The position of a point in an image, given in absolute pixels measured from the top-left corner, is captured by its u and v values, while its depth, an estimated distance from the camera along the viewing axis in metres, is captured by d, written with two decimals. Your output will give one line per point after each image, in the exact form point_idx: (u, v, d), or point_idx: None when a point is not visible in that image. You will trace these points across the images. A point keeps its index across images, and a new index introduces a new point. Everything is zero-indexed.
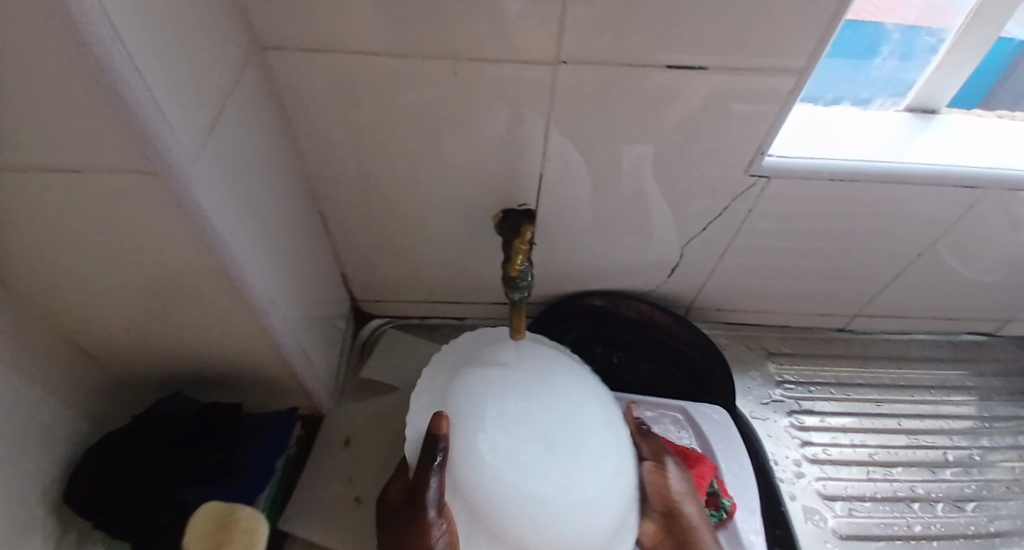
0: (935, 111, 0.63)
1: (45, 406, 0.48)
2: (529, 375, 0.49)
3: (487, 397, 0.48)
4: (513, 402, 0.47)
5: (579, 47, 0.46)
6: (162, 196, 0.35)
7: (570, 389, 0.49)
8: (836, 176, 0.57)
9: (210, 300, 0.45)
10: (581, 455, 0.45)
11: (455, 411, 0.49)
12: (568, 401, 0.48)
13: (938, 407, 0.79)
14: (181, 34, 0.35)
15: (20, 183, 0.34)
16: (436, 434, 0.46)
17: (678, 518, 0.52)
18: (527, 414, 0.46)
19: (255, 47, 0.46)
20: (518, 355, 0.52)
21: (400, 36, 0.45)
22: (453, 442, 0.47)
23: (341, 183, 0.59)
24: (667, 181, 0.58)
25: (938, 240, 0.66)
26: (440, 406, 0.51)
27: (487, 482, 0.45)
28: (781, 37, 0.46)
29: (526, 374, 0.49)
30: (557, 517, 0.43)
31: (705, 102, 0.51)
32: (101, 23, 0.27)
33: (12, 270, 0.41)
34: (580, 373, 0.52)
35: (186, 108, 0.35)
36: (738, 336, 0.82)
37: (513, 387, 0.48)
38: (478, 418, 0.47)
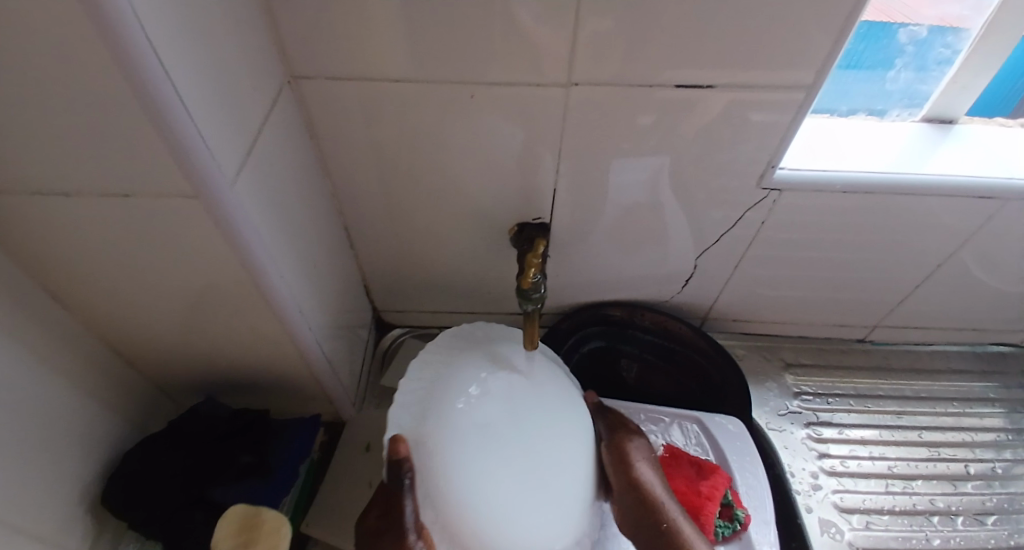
0: (952, 122, 0.63)
1: (90, 411, 0.51)
2: (526, 385, 0.52)
3: (474, 400, 0.50)
4: (500, 408, 0.49)
5: (590, 69, 0.48)
6: (201, 215, 0.38)
7: (560, 407, 0.52)
8: (848, 189, 0.58)
9: (242, 312, 0.48)
10: (551, 472, 0.48)
11: (439, 408, 0.50)
12: (555, 419, 0.51)
13: (960, 420, 0.78)
14: (222, 68, 0.38)
15: (74, 206, 0.37)
16: (396, 460, 0.48)
17: (636, 487, 0.53)
18: (509, 424, 0.49)
19: (286, 75, 0.49)
20: (528, 361, 0.54)
21: (421, 62, 0.48)
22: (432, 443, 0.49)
23: (364, 200, 0.61)
24: (680, 194, 0.60)
25: (956, 251, 0.66)
26: (427, 397, 0.52)
27: (454, 483, 0.47)
28: (787, 57, 0.47)
29: (524, 383, 0.52)
30: (508, 525, 0.47)
31: (715, 118, 0.52)
32: (152, 60, 0.30)
33: (64, 285, 0.45)
34: (573, 395, 0.54)
35: (224, 133, 0.38)
36: (754, 346, 0.82)
37: (505, 393, 0.50)
38: (461, 420, 0.49)
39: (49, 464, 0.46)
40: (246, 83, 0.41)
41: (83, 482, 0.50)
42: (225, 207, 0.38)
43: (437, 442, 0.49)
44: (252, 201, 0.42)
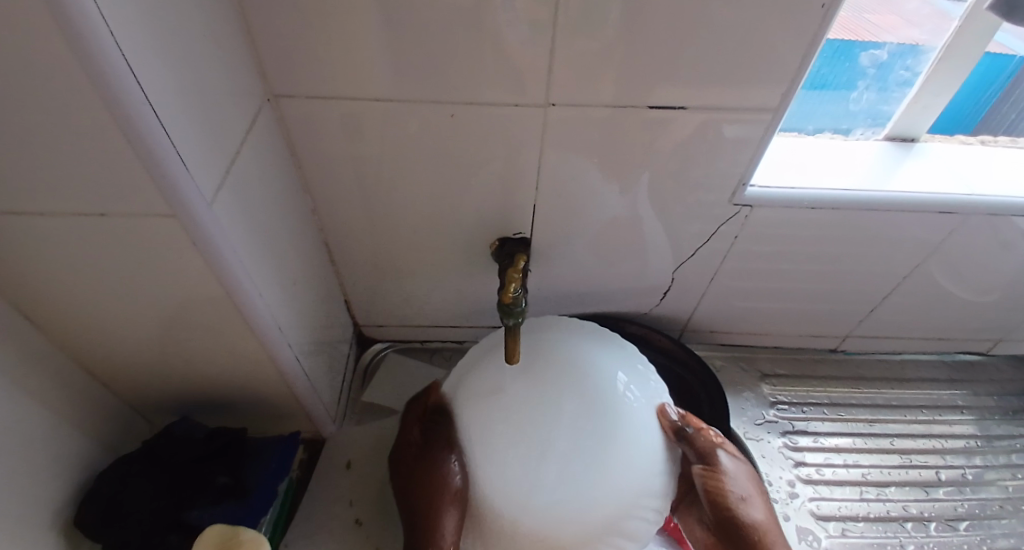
0: (914, 140, 0.66)
1: (62, 434, 0.50)
2: (564, 363, 0.57)
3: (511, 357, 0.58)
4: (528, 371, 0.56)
5: (568, 90, 0.49)
6: (180, 235, 0.38)
7: (583, 413, 0.54)
8: (818, 204, 0.60)
9: (221, 330, 0.48)
10: (564, 470, 0.52)
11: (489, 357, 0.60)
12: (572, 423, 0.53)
13: (931, 427, 0.80)
14: (203, 89, 0.38)
15: (49, 227, 0.37)
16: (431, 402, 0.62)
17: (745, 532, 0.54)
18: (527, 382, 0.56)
19: (267, 94, 0.49)
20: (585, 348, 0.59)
21: (402, 82, 0.48)
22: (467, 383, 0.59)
23: (346, 216, 0.61)
24: (657, 210, 0.61)
25: (923, 262, 0.68)
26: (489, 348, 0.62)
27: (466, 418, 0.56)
28: (754, 79, 0.49)
29: (560, 360, 0.57)
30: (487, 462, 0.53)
31: (689, 137, 0.54)
32: (130, 81, 0.30)
33: (36, 305, 0.44)
34: (613, 391, 0.56)
35: (203, 152, 0.38)
36: (732, 357, 0.84)
37: (538, 362, 0.57)
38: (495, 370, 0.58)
39: (20, 489, 0.45)
40: (227, 103, 0.42)
41: (54, 506, 0.49)
42: (203, 225, 0.38)
43: (450, 430, 0.57)
44: (231, 219, 0.42)
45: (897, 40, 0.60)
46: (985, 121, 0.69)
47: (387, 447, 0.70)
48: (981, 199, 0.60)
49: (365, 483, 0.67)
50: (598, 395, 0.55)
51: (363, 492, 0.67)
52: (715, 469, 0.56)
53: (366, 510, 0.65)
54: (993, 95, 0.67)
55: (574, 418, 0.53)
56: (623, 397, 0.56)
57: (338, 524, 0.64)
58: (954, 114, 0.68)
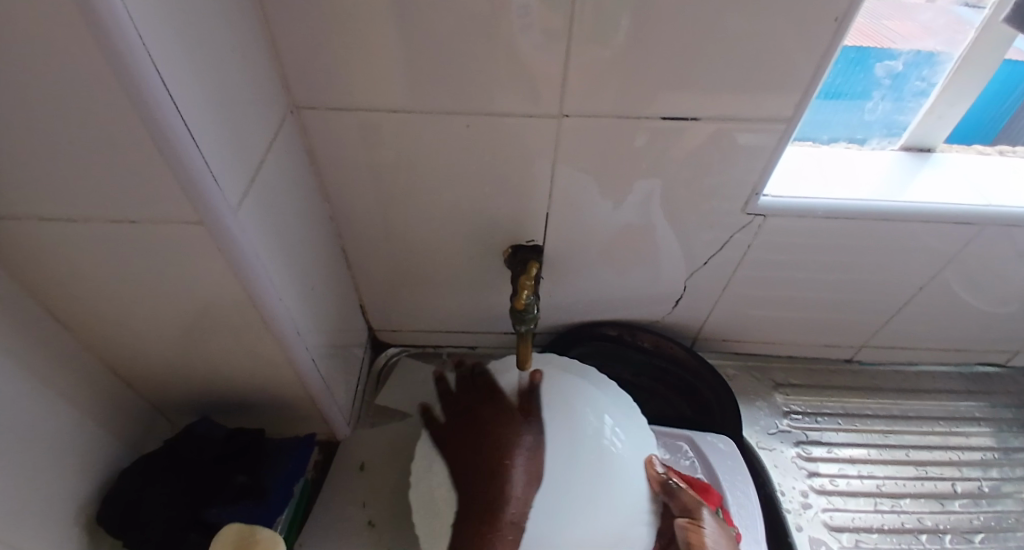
0: (931, 150, 0.65)
1: (88, 431, 0.52)
2: (553, 404, 0.60)
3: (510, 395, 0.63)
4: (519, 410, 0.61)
5: (581, 100, 0.50)
6: (204, 240, 0.39)
7: (565, 443, 0.57)
8: (832, 214, 0.60)
9: (241, 333, 0.49)
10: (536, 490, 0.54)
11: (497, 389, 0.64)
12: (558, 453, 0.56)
13: (948, 439, 0.80)
14: (229, 100, 0.40)
15: (82, 232, 0.39)
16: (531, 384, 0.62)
17: None
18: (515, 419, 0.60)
19: (290, 105, 0.50)
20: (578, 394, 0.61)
21: (419, 93, 0.49)
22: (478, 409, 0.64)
23: (363, 223, 0.62)
24: (670, 218, 0.61)
25: (939, 272, 0.68)
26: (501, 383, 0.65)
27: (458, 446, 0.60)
28: (766, 89, 0.50)
29: (551, 402, 0.60)
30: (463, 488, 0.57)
31: (701, 145, 0.54)
32: (161, 89, 0.31)
33: (67, 307, 0.45)
34: (595, 437, 0.57)
35: (229, 159, 0.39)
36: (745, 366, 0.83)
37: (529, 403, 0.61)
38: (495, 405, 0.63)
39: (46, 484, 0.46)
40: (251, 113, 0.43)
41: (78, 502, 0.50)
42: (228, 231, 0.39)
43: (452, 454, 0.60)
44: (254, 224, 0.43)
45: (915, 47, 0.59)
46: (1004, 131, 0.69)
47: (400, 451, 0.71)
48: (998, 209, 0.60)
49: (378, 485, 0.68)
50: (580, 439, 0.57)
51: (376, 495, 0.67)
52: (698, 522, 0.54)
53: (379, 512, 0.66)
54: (1014, 103, 0.67)
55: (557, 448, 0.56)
56: (606, 446, 0.57)
57: (351, 524, 0.65)
58: (975, 124, 0.68)
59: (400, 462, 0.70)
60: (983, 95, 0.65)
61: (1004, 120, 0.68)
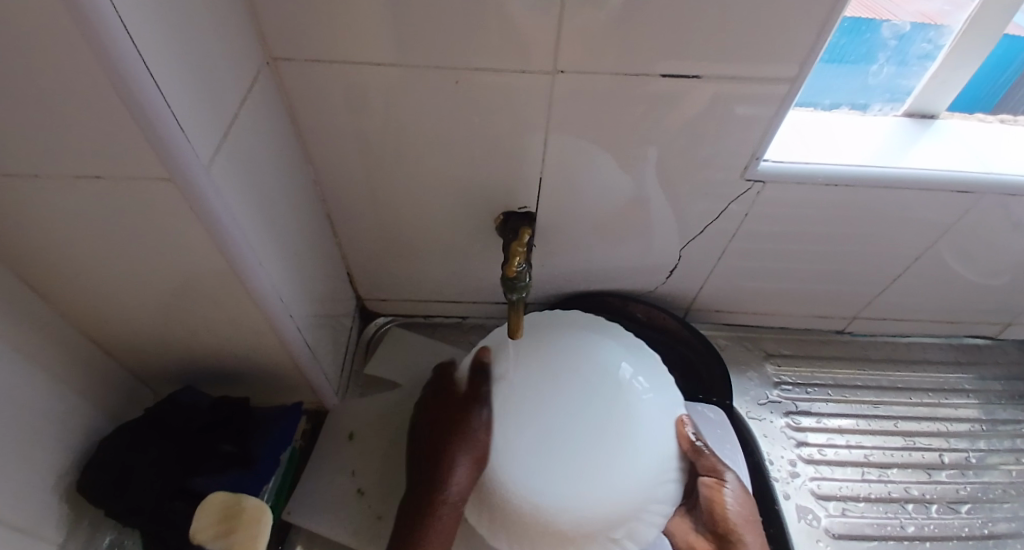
0: (934, 116, 0.63)
1: (63, 400, 0.50)
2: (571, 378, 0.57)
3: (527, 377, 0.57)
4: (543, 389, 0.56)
5: (576, 58, 0.47)
6: (177, 200, 0.37)
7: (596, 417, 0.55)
8: (831, 181, 0.58)
9: (221, 299, 0.48)
10: (578, 472, 0.53)
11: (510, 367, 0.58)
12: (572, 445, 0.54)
13: (936, 410, 0.80)
14: (198, 48, 0.37)
15: (45, 189, 0.36)
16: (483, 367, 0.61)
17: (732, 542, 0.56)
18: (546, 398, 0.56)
19: (266, 58, 0.48)
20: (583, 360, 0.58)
21: (404, 47, 0.47)
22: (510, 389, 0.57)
23: (348, 187, 0.60)
24: (665, 185, 0.60)
25: (935, 243, 0.67)
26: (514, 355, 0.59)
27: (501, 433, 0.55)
28: (772, 48, 0.47)
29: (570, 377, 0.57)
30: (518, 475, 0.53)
31: (702, 109, 0.52)
32: (118, 29, 0.28)
33: (34, 270, 0.43)
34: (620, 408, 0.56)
35: (200, 115, 0.37)
36: (736, 337, 0.83)
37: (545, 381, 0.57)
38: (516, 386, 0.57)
39: (21, 454, 0.45)
40: (223, 65, 0.40)
41: (57, 471, 0.49)
42: (201, 191, 0.37)
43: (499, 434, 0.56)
44: (229, 186, 0.41)
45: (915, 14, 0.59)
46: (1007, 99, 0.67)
47: (389, 421, 0.71)
48: (1000, 178, 0.59)
49: (366, 454, 0.68)
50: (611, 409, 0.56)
51: (365, 463, 0.67)
52: (722, 482, 0.58)
53: (368, 481, 0.66)
54: (1014, 73, 0.66)
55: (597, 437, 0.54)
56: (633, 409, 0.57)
57: (341, 493, 0.65)
58: (977, 90, 0.66)
59: (389, 432, 0.69)
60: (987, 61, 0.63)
61: (1003, 92, 0.67)
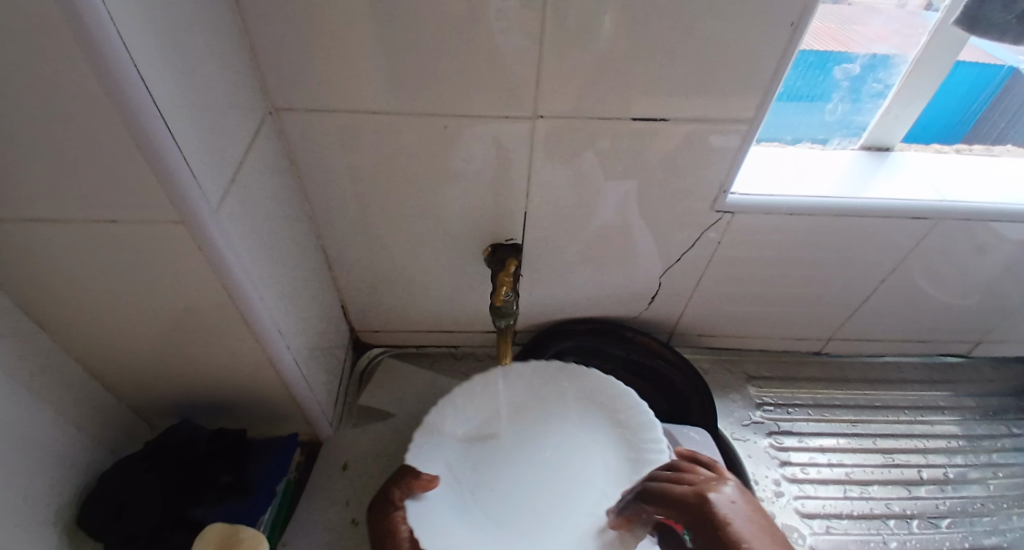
0: (889, 148, 0.68)
1: (64, 434, 0.51)
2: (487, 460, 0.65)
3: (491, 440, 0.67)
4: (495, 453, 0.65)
5: (553, 103, 0.52)
6: (186, 240, 0.40)
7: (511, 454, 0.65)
8: (795, 211, 0.62)
9: (222, 332, 0.50)
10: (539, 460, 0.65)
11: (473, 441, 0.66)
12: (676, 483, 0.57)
13: (913, 427, 0.83)
14: (208, 100, 0.40)
15: (59, 231, 0.39)
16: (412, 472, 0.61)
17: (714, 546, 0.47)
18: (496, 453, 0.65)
19: (269, 108, 0.51)
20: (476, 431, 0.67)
21: (395, 95, 0.51)
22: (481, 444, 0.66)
23: (341, 223, 0.63)
24: (644, 214, 0.63)
25: (900, 266, 0.71)
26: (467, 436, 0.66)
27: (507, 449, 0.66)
28: (730, 94, 0.52)
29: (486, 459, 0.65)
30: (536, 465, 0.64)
31: (674, 144, 0.56)
32: (141, 88, 0.32)
33: (42, 308, 0.45)
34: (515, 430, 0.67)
35: (211, 162, 0.40)
36: (719, 360, 0.85)
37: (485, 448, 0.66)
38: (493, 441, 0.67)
39: (25, 487, 0.46)
40: (230, 115, 0.44)
41: (56, 505, 0.50)
42: (211, 232, 0.40)
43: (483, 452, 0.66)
44: (235, 227, 0.44)
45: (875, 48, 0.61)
46: (977, 132, 0.71)
47: (382, 450, 0.72)
48: (951, 205, 0.63)
49: (360, 485, 0.69)
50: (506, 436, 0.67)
51: (360, 494, 0.68)
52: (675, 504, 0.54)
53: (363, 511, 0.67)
54: (986, 100, 0.68)
55: (552, 430, 0.67)
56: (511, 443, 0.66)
57: (335, 523, 0.65)
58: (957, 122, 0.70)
59: (383, 461, 0.71)
60: (957, 95, 0.67)
61: (975, 119, 0.70)
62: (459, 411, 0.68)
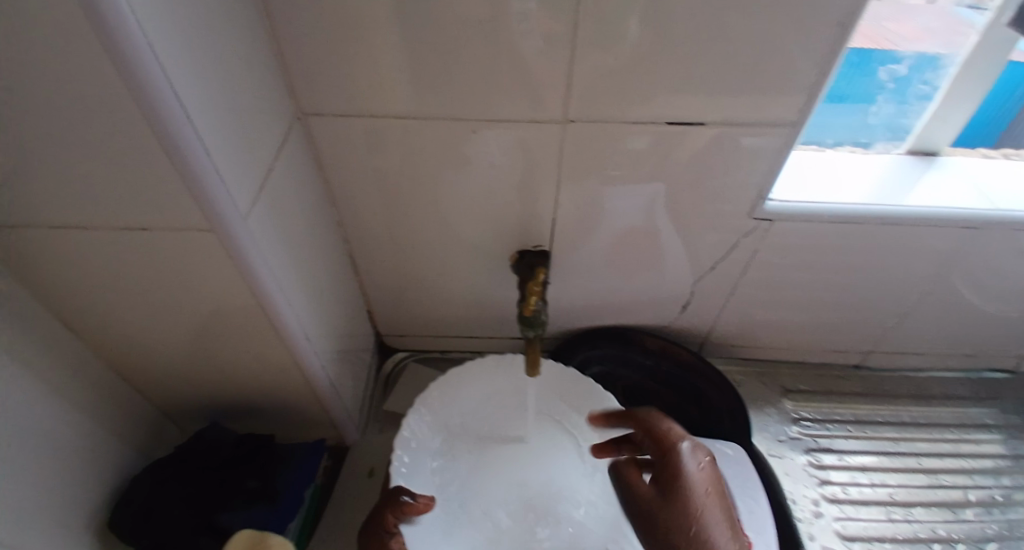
0: (936, 153, 0.65)
1: (95, 435, 0.52)
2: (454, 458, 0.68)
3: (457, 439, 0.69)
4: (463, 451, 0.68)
5: (583, 106, 0.50)
6: (215, 247, 0.40)
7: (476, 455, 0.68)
8: (838, 218, 0.59)
9: (249, 337, 0.50)
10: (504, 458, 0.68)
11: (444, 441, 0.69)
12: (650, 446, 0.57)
13: (958, 445, 0.79)
14: (238, 107, 0.40)
15: (93, 238, 0.39)
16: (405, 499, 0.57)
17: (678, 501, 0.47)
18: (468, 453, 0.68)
19: (298, 114, 0.51)
20: (451, 431, 0.69)
21: (423, 100, 0.50)
22: (451, 443, 0.69)
23: (367, 227, 0.63)
24: (676, 219, 0.61)
25: (947, 276, 0.67)
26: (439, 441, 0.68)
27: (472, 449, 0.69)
28: (768, 97, 0.50)
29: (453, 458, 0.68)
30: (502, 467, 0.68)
31: (708, 148, 0.54)
32: (172, 97, 0.32)
33: (76, 312, 0.46)
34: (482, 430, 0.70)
35: (240, 169, 0.40)
36: (753, 372, 0.83)
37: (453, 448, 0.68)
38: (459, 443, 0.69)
39: (57, 489, 0.47)
40: (259, 121, 0.44)
41: (88, 507, 0.51)
42: (239, 239, 0.40)
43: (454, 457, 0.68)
44: (264, 233, 0.44)
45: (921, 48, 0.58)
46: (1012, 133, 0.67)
47: None
48: (1006, 214, 0.59)
49: None
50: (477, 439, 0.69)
51: None
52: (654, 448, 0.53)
53: None
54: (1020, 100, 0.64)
55: (539, 449, 0.69)
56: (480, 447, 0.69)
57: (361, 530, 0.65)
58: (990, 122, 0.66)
59: None
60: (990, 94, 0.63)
61: (1010, 119, 0.66)
62: (442, 411, 0.70)
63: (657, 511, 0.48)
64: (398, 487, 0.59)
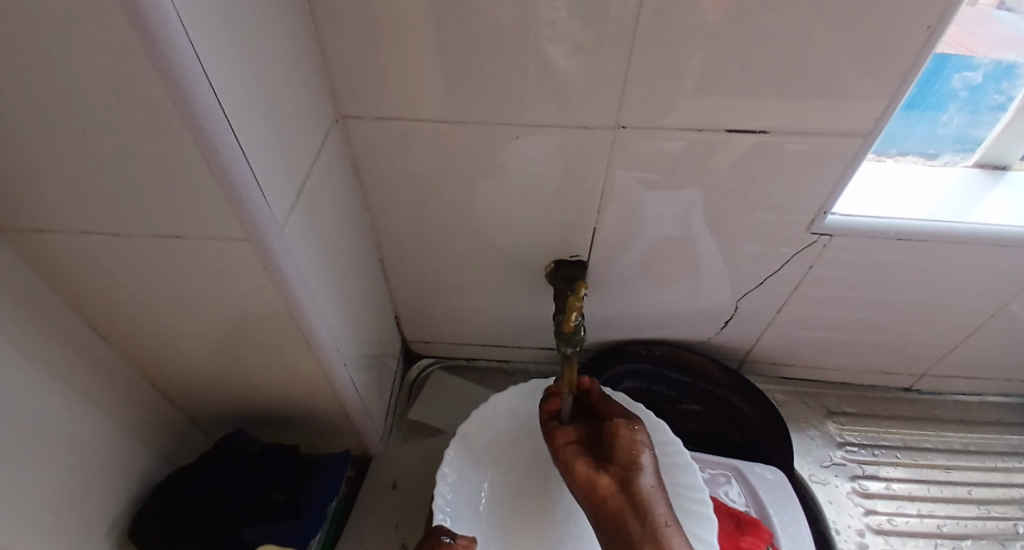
0: (1006, 167, 0.61)
1: (120, 443, 0.51)
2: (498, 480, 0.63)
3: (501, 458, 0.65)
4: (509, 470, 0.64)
5: (637, 113, 0.47)
6: (249, 258, 0.38)
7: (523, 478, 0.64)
8: (902, 236, 0.56)
9: (278, 348, 0.48)
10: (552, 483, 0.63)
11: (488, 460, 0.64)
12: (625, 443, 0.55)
13: (1011, 476, 0.74)
14: (279, 110, 0.38)
15: (125, 246, 0.37)
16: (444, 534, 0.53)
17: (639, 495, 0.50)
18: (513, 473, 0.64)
19: (336, 116, 0.49)
20: (496, 448, 0.65)
21: (468, 105, 0.47)
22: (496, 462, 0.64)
23: (400, 232, 0.61)
24: (724, 233, 0.58)
25: (1012, 300, 0.63)
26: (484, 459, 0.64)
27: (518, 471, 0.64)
28: (837, 108, 0.46)
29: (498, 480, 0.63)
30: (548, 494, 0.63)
31: (768, 159, 0.51)
32: (213, 103, 0.30)
33: (105, 319, 0.45)
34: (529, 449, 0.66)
35: (278, 176, 0.38)
36: (794, 392, 0.79)
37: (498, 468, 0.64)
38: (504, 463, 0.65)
39: (79, 500, 0.46)
40: (299, 125, 0.41)
41: (111, 517, 0.50)
42: (274, 250, 0.38)
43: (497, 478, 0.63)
44: (300, 242, 0.42)
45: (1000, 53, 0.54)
46: None
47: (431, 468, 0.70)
48: None
49: (410, 505, 0.66)
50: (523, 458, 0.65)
51: (408, 515, 0.66)
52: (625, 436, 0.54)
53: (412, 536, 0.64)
54: None
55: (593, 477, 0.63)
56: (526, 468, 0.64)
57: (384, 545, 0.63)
58: None
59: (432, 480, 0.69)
60: None
61: None
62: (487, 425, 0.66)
63: (607, 494, 0.51)
64: (436, 526, 0.55)
